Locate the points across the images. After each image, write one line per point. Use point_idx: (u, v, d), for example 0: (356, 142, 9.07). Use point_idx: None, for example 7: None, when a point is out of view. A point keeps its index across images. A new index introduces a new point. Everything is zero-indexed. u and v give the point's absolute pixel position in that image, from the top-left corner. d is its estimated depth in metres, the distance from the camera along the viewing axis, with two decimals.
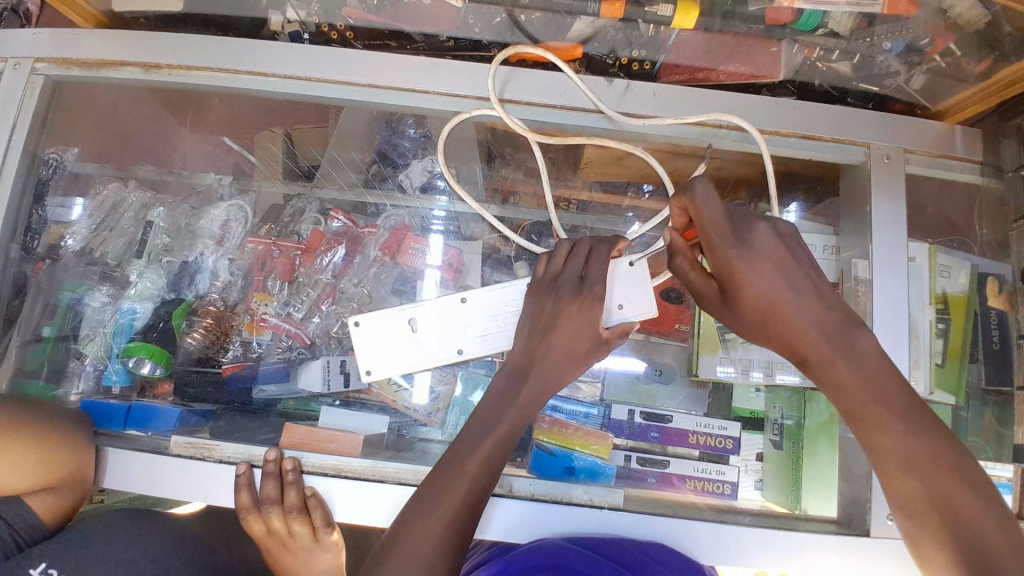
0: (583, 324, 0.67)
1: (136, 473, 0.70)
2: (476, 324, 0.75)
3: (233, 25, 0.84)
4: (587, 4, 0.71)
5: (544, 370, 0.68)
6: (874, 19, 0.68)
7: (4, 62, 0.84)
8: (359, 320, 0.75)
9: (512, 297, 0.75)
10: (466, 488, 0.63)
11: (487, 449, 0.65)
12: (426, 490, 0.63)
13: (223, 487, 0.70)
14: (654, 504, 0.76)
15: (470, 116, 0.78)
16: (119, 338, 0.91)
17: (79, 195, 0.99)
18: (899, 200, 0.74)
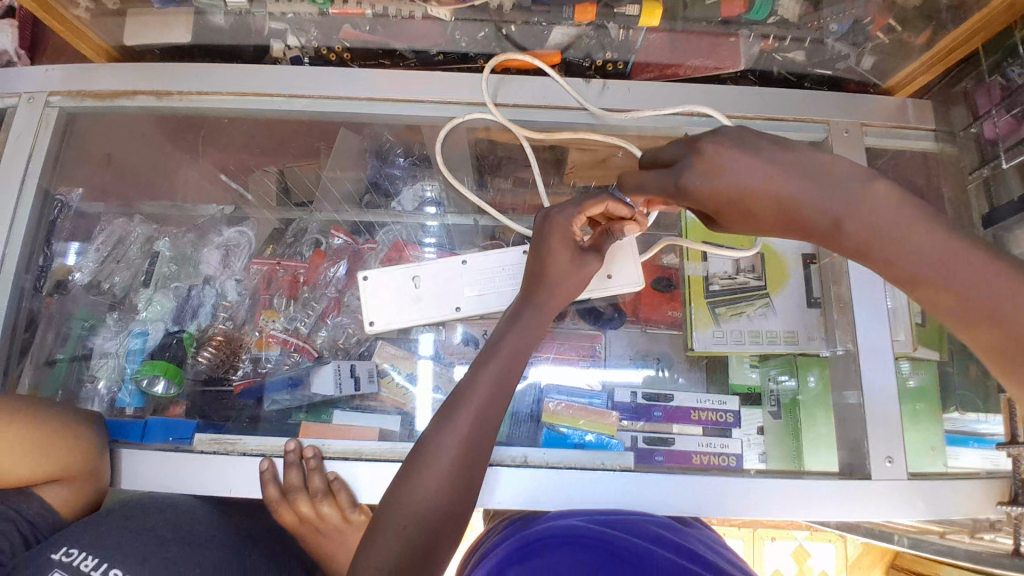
0: (567, 249, 0.75)
1: (162, 469, 0.75)
2: (472, 285, 0.86)
3: (237, 54, 0.91)
4: (561, 11, 0.77)
5: (533, 310, 0.76)
6: (819, 3, 0.76)
7: (16, 98, 0.90)
8: (369, 274, 0.87)
9: (503, 261, 0.87)
10: (452, 460, 0.66)
11: (468, 425, 0.68)
12: (411, 465, 0.66)
13: (249, 474, 0.76)
14: (667, 467, 0.81)
15: (465, 120, 0.85)
16: (131, 359, 0.92)
17: (81, 238, 0.99)
18: (862, 167, 0.80)
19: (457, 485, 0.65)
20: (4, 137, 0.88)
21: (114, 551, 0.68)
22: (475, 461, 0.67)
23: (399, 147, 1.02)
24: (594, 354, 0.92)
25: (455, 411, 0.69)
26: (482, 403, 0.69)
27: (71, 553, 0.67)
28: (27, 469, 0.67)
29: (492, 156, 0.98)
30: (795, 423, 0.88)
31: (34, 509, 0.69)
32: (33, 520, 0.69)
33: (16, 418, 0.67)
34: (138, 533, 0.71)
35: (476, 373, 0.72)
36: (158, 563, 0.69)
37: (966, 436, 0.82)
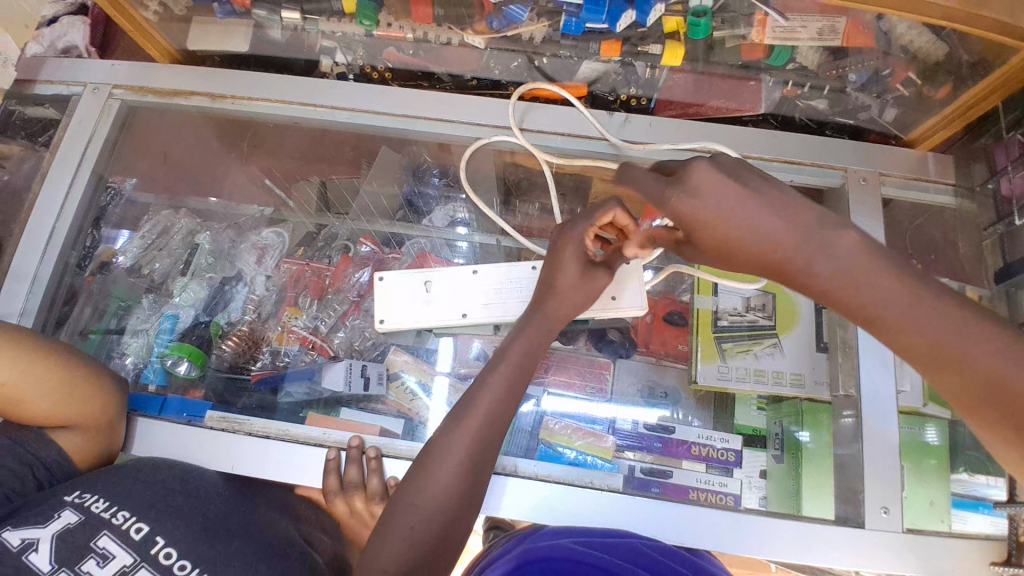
0: (578, 263, 0.77)
1: (172, 440, 0.80)
2: (483, 296, 0.90)
3: (289, 66, 0.99)
4: (588, 44, 0.81)
5: (542, 321, 0.78)
6: (838, 54, 0.78)
7: (83, 88, 0.99)
8: (384, 274, 0.92)
9: (514, 276, 0.90)
10: (452, 478, 0.67)
11: (468, 445, 0.69)
12: (410, 483, 0.68)
13: (251, 453, 0.79)
14: (664, 496, 0.81)
15: (491, 141, 0.90)
16: (162, 337, 0.98)
17: (129, 226, 1.07)
18: (876, 216, 0.83)
19: (466, 489, 0.67)
20: (68, 123, 0.98)
21: (123, 495, 0.71)
22: (477, 475, 0.69)
23: (436, 167, 1.08)
24: (602, 389, 0.92)
25: (453, 431, 0.70)
26: (482, 425, 0.70)
27: (84, 496, 0.70)
28: (46, 411, 0.72)
29: (517, 179, 1.01)
30: (798, 466, 0.86)
31: (50, 455, 0.73)
32: (48, 467, 0.73)
33: (48, 360, 0.73)
34: (147, 482, 0.73)
35: (477, 395, 0.72)
36: (164, 510, 0.71)
37: (976, 500, 0.78)
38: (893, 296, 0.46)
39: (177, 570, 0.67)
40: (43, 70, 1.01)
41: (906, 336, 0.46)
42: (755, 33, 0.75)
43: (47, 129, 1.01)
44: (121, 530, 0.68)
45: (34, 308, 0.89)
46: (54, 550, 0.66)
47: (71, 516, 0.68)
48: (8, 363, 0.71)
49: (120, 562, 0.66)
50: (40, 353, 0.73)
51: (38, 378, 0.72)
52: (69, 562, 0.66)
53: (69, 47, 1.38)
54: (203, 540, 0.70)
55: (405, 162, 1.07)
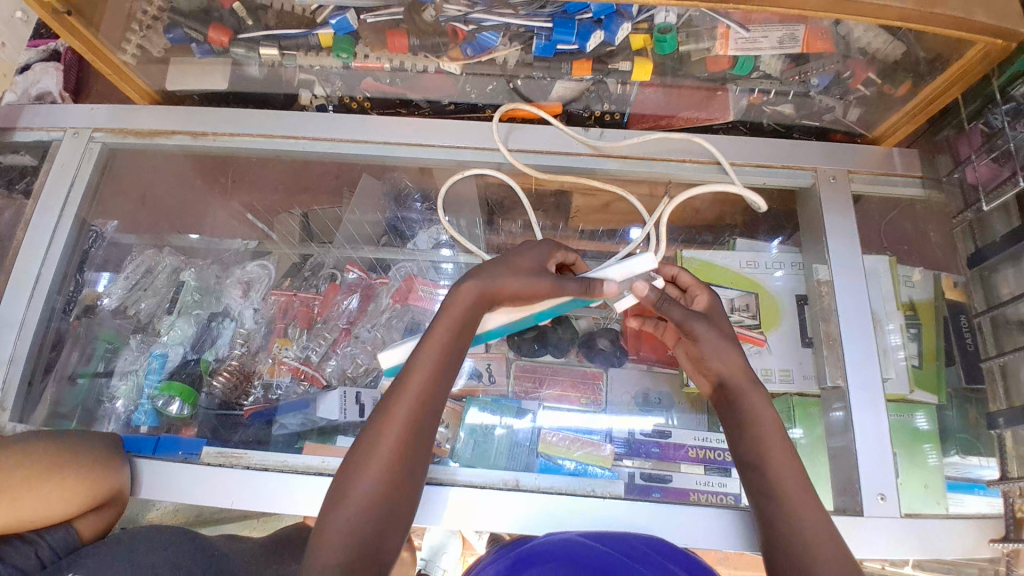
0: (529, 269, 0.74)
1: (170, 478, 0.79)
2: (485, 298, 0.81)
3: (268, 100, 1.00)
4: (560, 65, 0.83)
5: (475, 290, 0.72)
6: (800, 60, 0.82)
7: (63, 132, 1.00)
8: None
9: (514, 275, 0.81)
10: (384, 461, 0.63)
11: (395, 437, 0.65)
12: (340, 483, 0.64)
13: (251, 485, 0.79)
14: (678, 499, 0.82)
15: (479, 166, 0.92)
16: (151, 377, 0.97)
17: (110, 269, 1.06)
18: (848, 213, 0.86)
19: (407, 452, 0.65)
20: (50, 168, 0.98)
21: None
22: (411, 456, 0.65)
23: (417, 192, 1.09)
24: (597, 402, 0.95)
25: (385, 413, 0.66)
26: (415, 404, 0.66)
27: None
28: (57, 488, 0.70)
29: (496, 197, 1.01)
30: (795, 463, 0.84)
31: (55, 533, 0.70)
32: (54, 546, 0.69)
33: (49, 447, 0.73)
34: (136, 568, 0.65)
35: (403, 381, 0.67)
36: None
37: (970, 483, 0.81)
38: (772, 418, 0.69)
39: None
40: (22, 117, 1.01)
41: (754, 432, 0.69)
42: (719, 45, 0.78)
43: (26, 175, 1.00)
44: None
45: (23, 355, 0.87)
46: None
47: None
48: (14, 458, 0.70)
49: None
50: (39, 444, 0.73)
51: (43, 467, 0.71)
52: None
53: (42, 93, 1.37)
54: None
55: (387, 189, 1.08)
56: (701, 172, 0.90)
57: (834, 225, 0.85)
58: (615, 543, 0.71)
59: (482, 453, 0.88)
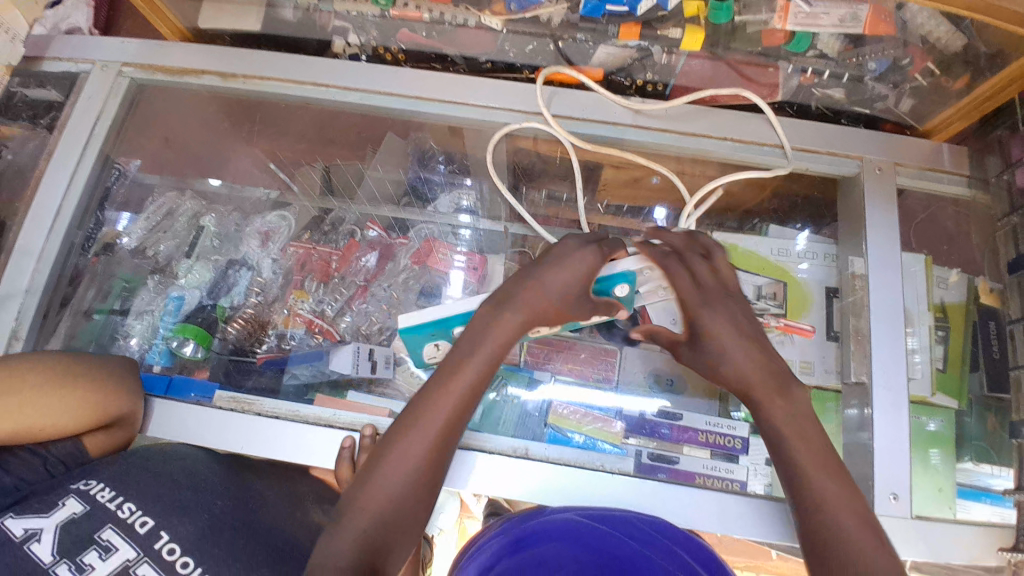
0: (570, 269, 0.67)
1: (178, 419, 0.79)
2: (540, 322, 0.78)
3: (301, 46, 0.97)
4: (606, 27, 0.78)
5: (525, 295, 0.67)
6: (859, 42, 0.78)
7: (92, 65, 0.98)
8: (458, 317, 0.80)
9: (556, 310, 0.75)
10: (411, 472, 0.62)
11: (424, 447, 0.63)
12: (361, 479, 0.63)
13: (263, 430, 0.78)
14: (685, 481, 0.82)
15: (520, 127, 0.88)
16: (167, 319, 0.97)
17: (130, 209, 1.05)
18: (890, 206, 0.83)
19: (432, 467, 0.63)
20: (76, 100, 0.96)
21: (130, 486, 0.67)
22: (435, 469, 0.64)
23: (441, 154, 1.06)
24: (608, 378, 0.94)
25: (414, 423, 0.64)
26: (447, 420, 0.64)
27: (90, 482, 0.67)
28: (61, 411, 0.69)
29: (523, 163, 0.99)
30: None
31: (62, 448, 0.71)
32: (62, 460, 0.71)
33: (57, 366, 0.71)
34: (156, 474, 0.70)
35: (440, 389, 0.65)
36: (173, 506, 0.66)
37: (979, 491, 0.79)
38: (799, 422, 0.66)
39: (181, 567, 0.62)
40: (50, 47, 0.99)
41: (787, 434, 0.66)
42: (777, 18, 0.75)
43: (52, 110, 0.98)
44: (126, 524, 0.64)
45: (41, 285, 0.87)
46: (56, 540, 0.62)
47: (75, 506, 0.65)
48: (19, 377, 0.69)
49: (123, 555, 0.62)
50: (46, 363, 0.71)
51: (48, 388, 0.69)
52: (71, 553, 0.61)
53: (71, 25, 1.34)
54: (208, 537, 0.65)
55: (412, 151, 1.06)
56: (740, 151, 0.86)
57: (877, 218, 0.82)
58: (613, 520, 0.72)
59: (492, 421, 0.87)
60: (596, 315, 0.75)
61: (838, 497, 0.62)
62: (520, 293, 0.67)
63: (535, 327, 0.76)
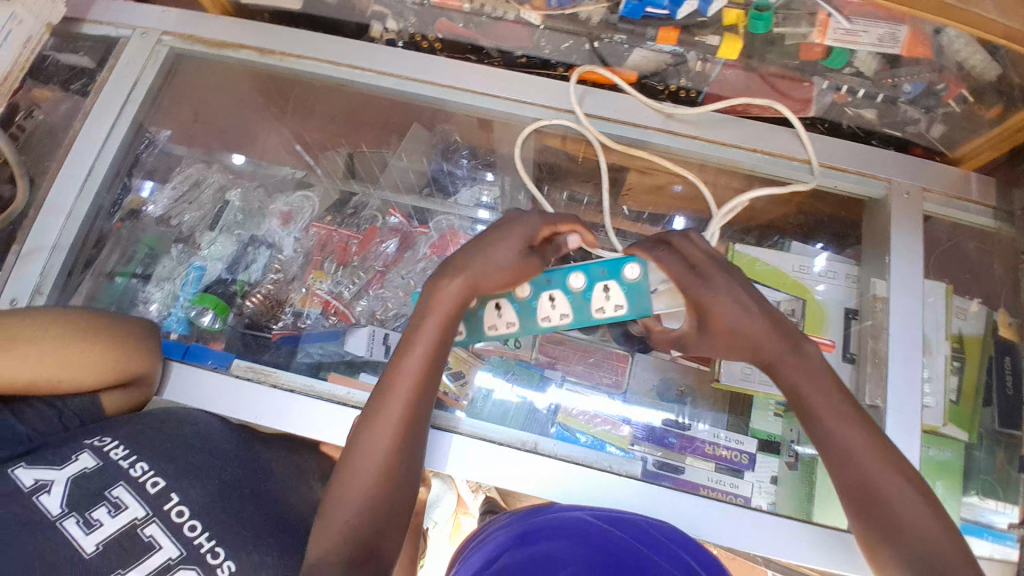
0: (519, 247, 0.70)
1: (195, 388, 0.80)
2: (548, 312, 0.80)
3: (340, 28, 0.99)
4: (645, 29, 0.79)
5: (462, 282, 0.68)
6: (896, 63, 0.78)
7: (132, 31, 1.00)
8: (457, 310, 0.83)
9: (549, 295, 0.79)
10: (378, 463, 0.62)
11: (387, 437, 0.63)
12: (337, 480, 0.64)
13: (277, 404, 0.79)
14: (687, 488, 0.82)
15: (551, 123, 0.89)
16: (187, 288, 0.99)
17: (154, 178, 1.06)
18: (915, 230, 0.82)
19: (401, 454, 0.64)
20: (115, 64, 0.97)
21: (144, 445, 0.68)
22: (406, 457, 0.64)
23: (465, 148, 1.06)
24: (617, 383, 0.94)
25: (372, 417, 0.64)
26: (404, 407, 0.64)
27: (105, 440, 0.69)
28: (79, 367, 0.71)
29: (549, 162, 0.99)
30: (810, 476, 0.85)
31: (77, 401, 0.73)
32: (77, 414, 0.73)
33: (79, 322, 0.73)
34: (168, 436, 0.71)
35: (390, 380, 0.66)
36: (184, 468, 0.68)
37: (981, 527, 0.79)
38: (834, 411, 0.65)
39: (188, 530, 0.63)
40: (94, 9, 1.01)
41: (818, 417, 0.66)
42: (816, 32, 0.75)
43: (83, 77, 1.00)
44: (137, 483, 0.65)
45: (68, 243, 0.88)
46: (66, 493, 0.63)
47: (89, 461, 0.66)
48: (41, 330, 0.70)
49: (131, 514, 0.63)
50: (68, 318, 0.73)
51: (69, 343, 0.71)
52: (81, 506, 0.62)
53: None
54: (216, 504, 0.66)
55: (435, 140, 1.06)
56: (773, 164, 0.86)
57: (901, 241, 0.82)
58: (624, 524, 0.72)
59: (499, 414, 0.88)
60: (602, 308, 0.77)
61: (878, 457, 0.63)
62: (465, 277, 0.68)
63: (545, 305, 0.78)
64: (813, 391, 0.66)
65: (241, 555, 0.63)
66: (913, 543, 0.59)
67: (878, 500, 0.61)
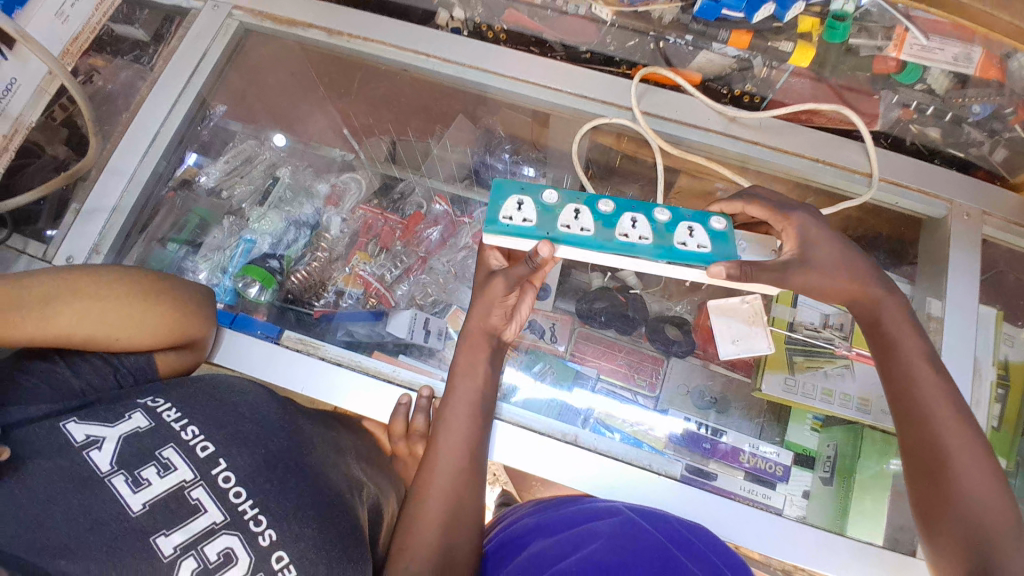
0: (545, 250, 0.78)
1: (250, 356, 0.83)
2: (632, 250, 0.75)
3: (407, 15, 1.01)
4: (717, 32, 0.81)
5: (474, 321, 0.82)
6: (966, 83, 0.80)
7: (204, 4, 1.02)
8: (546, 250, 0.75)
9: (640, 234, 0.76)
10: (449, 481, 0.74)
11: (451, 460, 0.75)
12: (416, 497, 0.74)
13: (322, 374, 0.82)
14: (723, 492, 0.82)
15: (609, 121, 0.89)
16: (236, 259, 1.01)
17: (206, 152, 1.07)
18: (972, 253, 0.81)
19: (467, 473, 0.75)
20: (185, 35, 1.00)
21: (195, 410, 0.69)
22: (470, 476, 0.75)
23: (508, 143, 1.08)
24: (651, 386, 0.92)
25: (438, 443, 0.77)
26: (463, 433, 0.76)
27: (157, 401, 0.69)
28: (138, 330, 0.72)
29: (602, 161, 0.98)
30: (846, 493, 0.84)
31: (133, 361, 0.74)
32: (131, 372, 0.74)
33: (140, 285, 0.73)
34: (220, 403, 0.71)
35: (448, 412, 0.78)
36: (233, 435, 0.69)
37: None
38: (925, 382, 0.70)
39: (234, 496, 0.64)
40: None
41: (904, 388, 0.71)
42: (891, 45, 0.78)
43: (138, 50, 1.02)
44: (187, 446, 0.66)
45: (128, 206, 0.90)
46: (117, 451, 0.63)
47: (142, 420, 0.66)
48: (104, 291, 0.71)
49: (180, 476, 0.64)
50: (129, 280, 0.73)
51: (127, 307, 0.71)
52: (129, 465, 0.63)
53: None
54: (262, 473, 0.67)
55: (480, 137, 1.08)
56: (829, 175, 0.86)
57: (959, 264, 0.81)
58: (670, 533, 0.68)
59: (534, 406, 0.87)
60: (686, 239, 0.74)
61: (960, 434, 0.68)
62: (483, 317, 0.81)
63: (625, 224, 0.75)
64: (912, 360, 0.72)
65: (282, 525, 0.64)
66: (979, 518, 0.64)
67: (949, 476, 0.66)
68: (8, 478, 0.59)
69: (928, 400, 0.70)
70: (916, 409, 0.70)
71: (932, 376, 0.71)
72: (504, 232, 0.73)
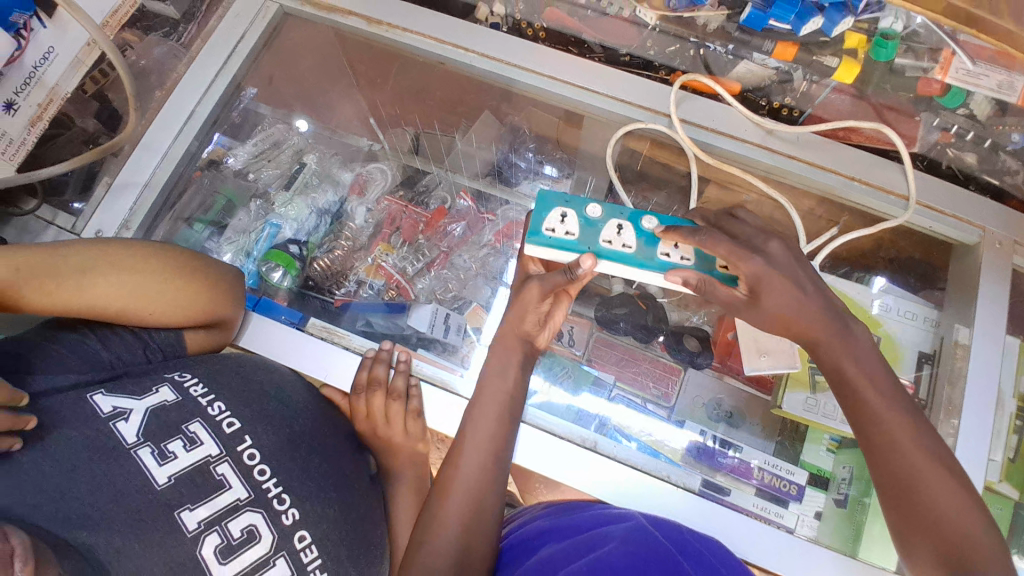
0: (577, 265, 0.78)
1: (271, 340, 0.83)
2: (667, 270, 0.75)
3: (447, 8, 1.02)
4: (762, 43, 0.81)
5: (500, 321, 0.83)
6: (1006, 111, 0.80)
7: None
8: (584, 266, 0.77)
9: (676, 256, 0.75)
10: (472, 478, 0.74)
11: (477, 457, 0.75)
12: (439, 492, 0.75)
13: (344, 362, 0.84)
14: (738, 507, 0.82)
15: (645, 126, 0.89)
16: (260, 243, 1.01)
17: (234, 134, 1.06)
18: (1003, 281, 0.81)
19: (492, 470, 0.75)
20: (224, 15, 1.00)
21: (222, 386, 0.70)
22: (493, 474, 0.75)
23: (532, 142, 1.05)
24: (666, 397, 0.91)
25: (464, 439, 0.77)
26: (488, 430, 0.76)
27: (184, 375, 0.69)
28: (170, 305, 0.72)
29: (633, 166, 0.95)
30: (860, 516, 0.83)
31: (163, 336, 0.74)
32: (161, 348, 0.74)
33: (175, 260, 0.74)
34: (246, 379, 0.72)
35: (475, 408, 0.78)
36: (259, 413, 0.69)
37: None
38: (898, 425, 0.65)
39: (258, 474, 0.65)
40: None
41: (879, 437, 0.65)
42: (937, 67, 0.77)
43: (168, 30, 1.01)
44: (214, 421, 0.66)
45: (160, 183, 0.91)
46: (144, 424, 0.64)
47: (169, 394, 0.67)
48: (140, 264, 0.71)
49: (206, 450, 0.64)
50: (165, 254, 0.74)
51: (161, 280, 0.72)
52: (156, 437, 0.63)
53: None
54: (285, 452, 0.69)
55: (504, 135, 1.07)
56: (862, 194, 0.86)
57: (989, 292, 0.80)
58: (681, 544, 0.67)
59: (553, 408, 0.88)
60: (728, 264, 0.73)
61: (944, 476, 0.62)
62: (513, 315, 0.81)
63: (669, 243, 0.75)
64: (879, 402, 0.65)
65: (305, 505, 0.67)
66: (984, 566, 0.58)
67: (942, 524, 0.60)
68: (36, 446, 0.60)
69: (907, 453, 0.63)
70: (896, 465, 0.63)
71: (902, 414, 0.65)
72: (548, 243, 0.75)
